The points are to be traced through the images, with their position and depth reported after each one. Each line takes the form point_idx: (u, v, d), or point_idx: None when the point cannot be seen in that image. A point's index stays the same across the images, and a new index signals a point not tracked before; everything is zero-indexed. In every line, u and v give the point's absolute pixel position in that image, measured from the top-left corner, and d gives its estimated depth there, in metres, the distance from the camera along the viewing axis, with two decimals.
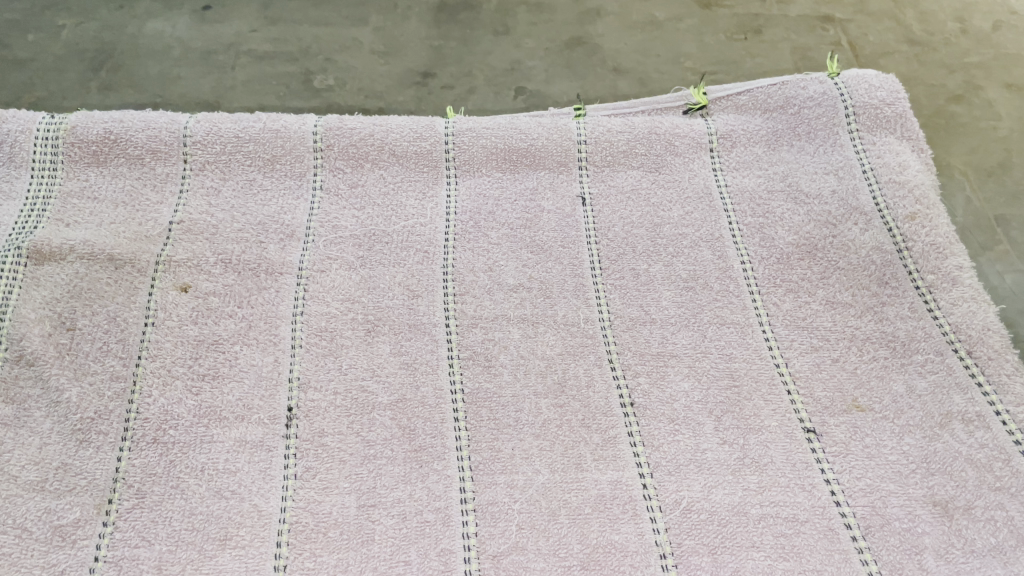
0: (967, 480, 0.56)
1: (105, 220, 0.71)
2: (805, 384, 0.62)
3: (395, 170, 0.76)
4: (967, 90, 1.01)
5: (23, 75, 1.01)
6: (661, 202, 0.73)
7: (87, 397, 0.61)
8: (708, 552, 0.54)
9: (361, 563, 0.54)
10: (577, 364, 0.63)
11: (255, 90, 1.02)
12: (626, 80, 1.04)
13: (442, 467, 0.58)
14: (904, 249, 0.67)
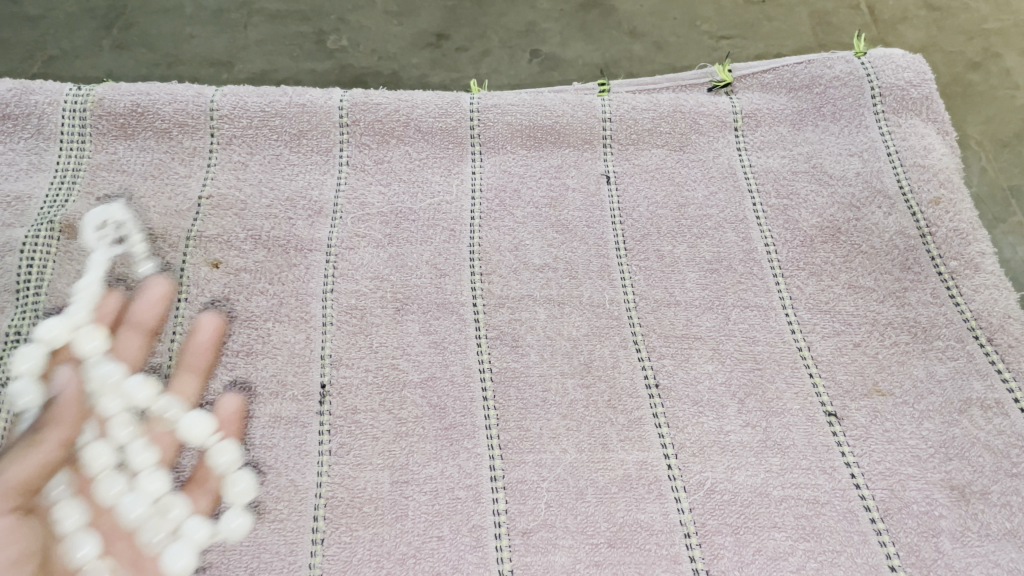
0: (984, 465, 0.58)
1: (135, 194, 0.72)
2: (827, 367, 0.63)
3: (420, 147, 0.76)
4: (986, 58, 1.00)
5: (35, 33, 1.01)
6: (685, 181, 0.74)
7: (124, 371, 0.63)
8: (731, 531, 0.56)
9: (396, 538, 0.56)
10: (603, 346, 0.64)
11: (269, 52, 1.02)
12: (641, 44, 1.04)
13: (473, 446, 0.60)
14: (928, 233, 0.68)
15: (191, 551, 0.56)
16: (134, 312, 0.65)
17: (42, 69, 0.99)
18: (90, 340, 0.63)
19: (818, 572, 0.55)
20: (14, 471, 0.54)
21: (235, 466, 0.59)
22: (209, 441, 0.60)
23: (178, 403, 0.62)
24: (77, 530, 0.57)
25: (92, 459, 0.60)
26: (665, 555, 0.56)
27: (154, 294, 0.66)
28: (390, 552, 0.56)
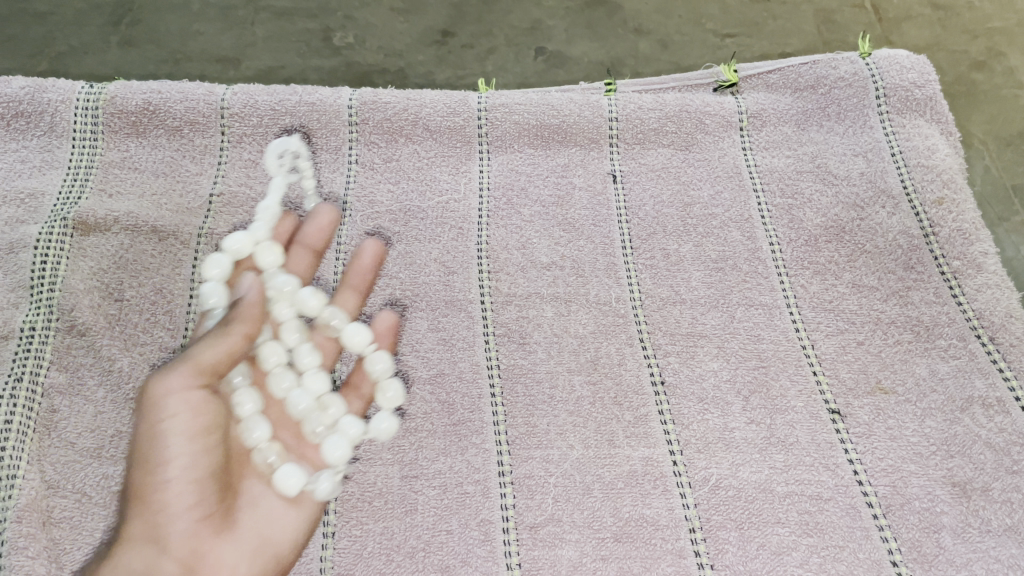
0: (985, 462, 0.59)
1: (147, 191, 0.73)
2: (830, 365, 0.64)
3: (428, 145, 0.77)
4: (990, 57, 1.00)
5: (43, 30, 1.02)
6: (691, 180, 0.75)
7: (137, 367, 0.64)
8: (735, 526, 0.57)
9: (406, 531, 0.57)
10: (609, 343, 0.65)
11: (275, 48, 1.03)
12: (646, 42, 1.04)
13: (481, 441, 0.61)
14: (931, 233, 0.69)
15: (346, 446, 0.60)
16: (305, 237, 0.69)
17: (50, 65, 1.00)
18: (267, 255, 0.67)
19: (821, 567, 0.56)
20: (204, 355, 0.54)
21: (388, 376, 0.63)
22: (369, 351, 0.64)
23: (338, 313, 0.65)
24: (253, 416, 0.58)
25: (267, 356, 0.62)
26: (670, 549, 0.57)
27: (324, 221, 0.69)
28: (399, 545, 0.57)
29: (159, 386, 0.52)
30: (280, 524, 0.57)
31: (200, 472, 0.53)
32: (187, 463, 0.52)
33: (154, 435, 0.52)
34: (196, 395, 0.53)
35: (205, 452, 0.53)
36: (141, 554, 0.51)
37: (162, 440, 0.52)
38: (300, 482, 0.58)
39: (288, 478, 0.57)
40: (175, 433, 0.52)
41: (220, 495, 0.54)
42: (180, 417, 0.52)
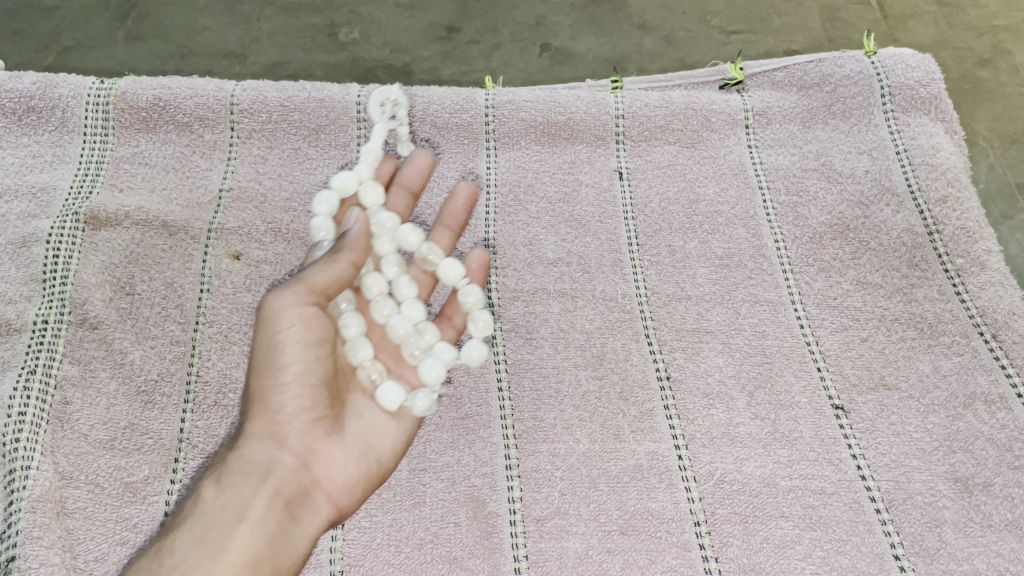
0: (987, 458, 0.59)
1: (157, 186, 0.74)
2: (834, 361, 0.64)
3: (436, 142, 0.77)
4: (995, 54, 1.00)
5: (51, 24, 1.02)
6: (697, 178, 0.75)
7: (149, 360, 0.64)
8: (740, 520, 0.58)
9: (414, 523, 0.58)
10: (616, 339, 0.66)
11: (281, 43, 1.03)
12: (651, 38, 1.04)
13: (488, 435, 0.61)
14: (934, 231, 0.70)
15: (440, 369, 0.61)
16: (402, 179, 0.70)
17: (57, 59, 1.00)
18: (370, 194, 0.65)
19: (825, 560, 0.56)
20: (316, 277, 0.55)
21: (479, 310, 0.64)
22: (461, 284, 0.65)
23: (435, 249, 0.65)
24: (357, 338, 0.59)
25: (369, 286, 0.63)
26: (675, 542, 0.57)
27: (420, 164, 0.70)
28: (408, 537, 0.57)
29: (277, 299, 0.55)
30: (382, 436, 0.58)
31: (313, 379, 0.54)
32: (302, 370, 0.54)
33: (270, 342, 0.54)
34: (309, 310, 0.55)
35: (318, 361, 0.55)
36: (262, 448, 0.54)
37: (278, 347, 0.54)
38: (400, 397, 0.58)
39: (389, 392, 0.58)
40: (291, 342, 0.54)
41: (332, 401, 0.56)
42: (295, 330, 0.54)
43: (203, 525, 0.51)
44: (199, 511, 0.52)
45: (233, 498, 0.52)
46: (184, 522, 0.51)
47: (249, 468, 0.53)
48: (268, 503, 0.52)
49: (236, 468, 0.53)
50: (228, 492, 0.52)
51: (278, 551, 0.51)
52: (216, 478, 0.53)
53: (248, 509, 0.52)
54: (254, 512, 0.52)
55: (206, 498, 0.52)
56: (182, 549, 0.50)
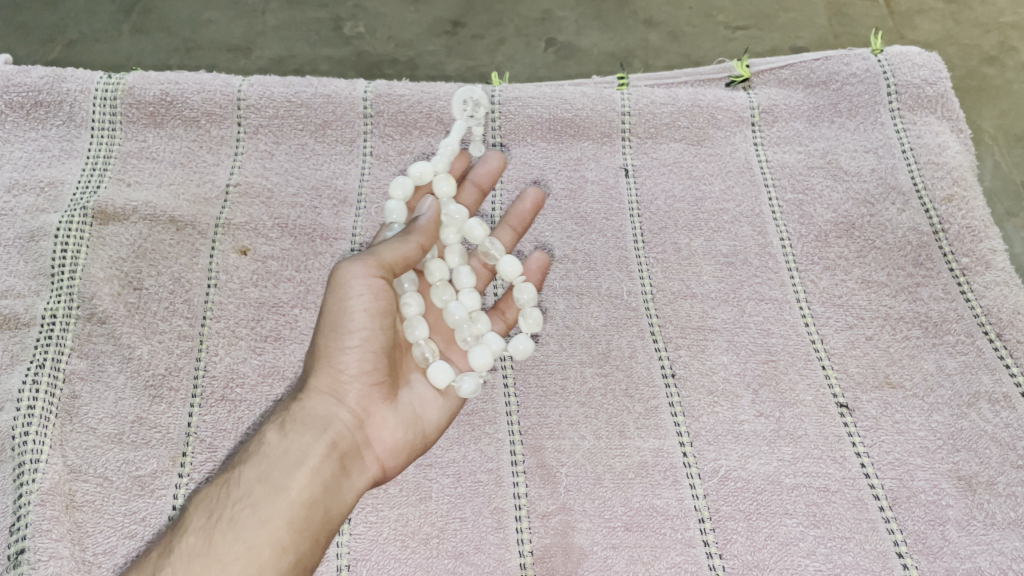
0: (990, 457, 0.60)
1: (164, 181, 0.74)
2: (839, 359, 0.65)
3: (442, 138, 0.78)
4: (1002, 51, 1.00)
5: (56, 17, 1.03)
6: (702, 175, 0.75)
7: (157, 354, 0.65)
8: (744, 517, 0.58)
9: (420, 518, 0.58)
10: (621, 336, 0.66)
11: (286, 37, 1.03)
12: (657, 33, 1.04)
13: (494, 431, 0.62)
14: (940, 230, 0.70)
15: (488, 357, 0.61)
16: (474, 177, 0.70)
17: (62, 52, 1.00)
18: (443, 184, 0.66)
19: (828, 557, 0.56)
20: (386, 252, 0.57)
21: (531, 307, 0.64)
22: (518, 281, 0.65)
23: (498, 244, 0.66)
24: (415, 317, 0.61)
25: (432, 271, 0.64)
26: (679, 539, 0.57)
27: (493, 165, 0.71)
28: (414, 532, 0.58)
29: (348, 267, 0.56)
30: (432, 408, 0.60)
31: (376, 344, 0.56)
32: (367, 336, 0.56)
33: (341, 306, 0.56)
34: (377, 282, 0.57)
35: (383, 329, 0.57)
36: (323, 402, 0.56)
37: (347, 312, 0.56)
38: (448, 377, 0.60)
39: (439, 371, 0.60)
40: (358, 309, 0.56)
41: (391, 367, 0.58)
42: (363, 298, 0.56)
43: (266, 465, 0.53)
44: (262, 452, 0.54)
45: (294, 445, 0.54)
46: (248, 460, 0.54)
47: (310, 419, 0.55)
48: (326, 454, 0.54)
49: (298, 417, 0.55)
50: (289, 439, 0.54)
51: (332, 500, 0.53)
52: (279, 424, 0.55)
53: (308, 456, 0.54)
54: (312, 459, 0.54)
55: (269, 441, 0.54)
56: (246, 484, 0.52)
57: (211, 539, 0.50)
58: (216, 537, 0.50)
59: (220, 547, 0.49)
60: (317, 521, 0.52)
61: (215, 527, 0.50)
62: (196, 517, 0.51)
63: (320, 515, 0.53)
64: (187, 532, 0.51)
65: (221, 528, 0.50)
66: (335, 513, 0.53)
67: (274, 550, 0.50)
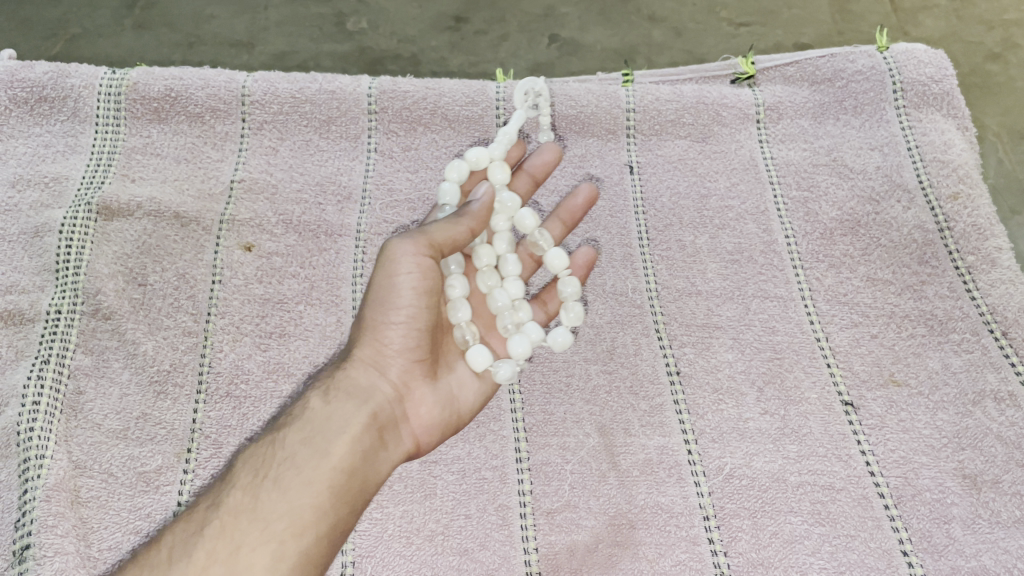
0: (996, 455, 0.60)
1: (169, 177, 0.74)
2: (844, 357, 0.65)
3: (447, 134, 0.78)
4: (1005, 48, 0.99)
5: (58, 12, 1.02)
6: (707, 172, 0.75)
7: (162, 350, 0.65)
8: (748, 515, 0.58)
9: (425, 515, 0.58)
10: (626, 334, 0.66)
11: (289, 33, 1.02)
12: (660, 29, 1.03)
13: (499, 428, 0.62)
14: (946, 228, 0.70)
15: (528, 346, 0.61)
16: (530, 167, 0.70)
17: (65, 47, 1.00)
18: (498, 171, 0.67)
19: (833, 555, 0.57)
20: (437, 232, 0.58)
21: (574, 302, 0.64)
22: (563, 275, 0.64)
23: (547, 236, 0.66)
24: (458, 298, 0.61)
25: (480, 256, 0.64)
26: (684, 536, 0.57)
27: (549, 157, 0.70)
28: (419, 528, 0.58)
29: (398, 244, 0.57)
30: (469, 391, 0.60)
31: (420, 322, 0.57)
32: (413, 313, 0.57)
33: (389, 281, 0.57)
34: (426, 261, 0.57)
35: (428, 308, 0.58)
36: (367, 373, 0.56)
37: (396, 288, 0.56)
38: (486, 362, 0.60)
39: (477, 355, 0.60)
40: (407, 286, 0.56)
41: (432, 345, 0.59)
42: (412, 276, 0.57)
43: (310, 429, 0.53)
44: (306, 416, 0.54)
45: (337, 413, 0.54)
46: (292, 423, 0.54)
47: (354, 389, 0.56)
48: (368, 424, 0.55)
49: (342, 385, 0.56)
50: (333, 406, 0.55)
51: (370, 470, 0.54)
52: (323, 390, 0.56)
53: (351, 423, 0.54)
54: (355, 427, 0.54)
55: (313, 406, 0.55)
56: (292, 446, 0.53)
57: (257, 496, 0.50)
58: (262, 494, 0.50)
59: (266, 505, 0.50)
60: (355, 489, 0.53)
61: (260, 485, 0.51)
62: (242, 475, 0.52)
63: (361, 482, 0.53)
64: (233, 488, 0.51)
65: (266, 486, 0.51)
66: (373, 483, 0.54)
67: (317, 512, 0.50)
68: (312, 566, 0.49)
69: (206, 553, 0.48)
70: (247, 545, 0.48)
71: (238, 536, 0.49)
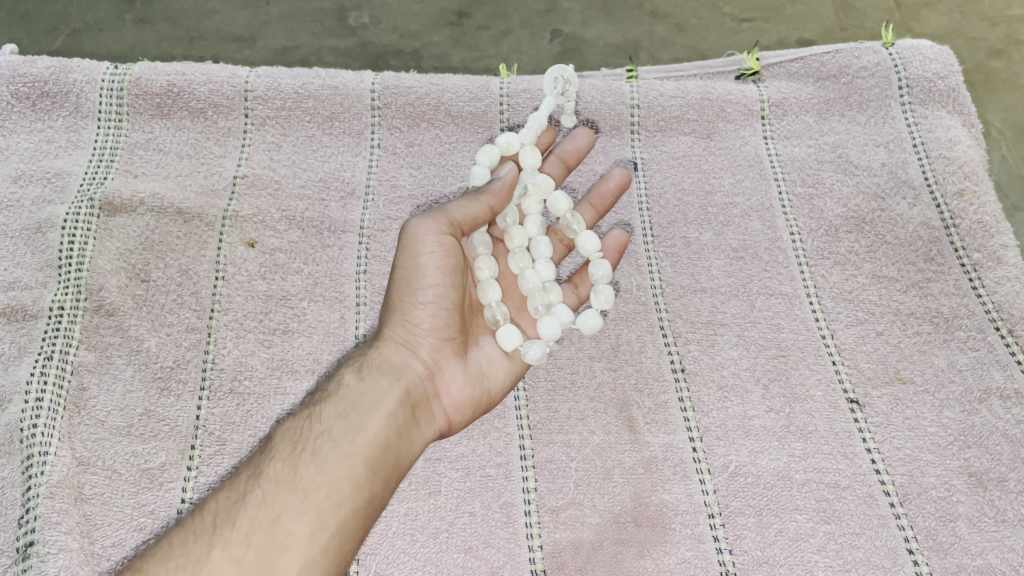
0: (1002, 453, 0.59)
1: (171, 173, 0.74)
2: (849, 355, 0.64)
3: (450, 130, 0.77)
4: (1009, 44, 0.98)
5: (59, 6, 1.02)
6: (712, 168, 0.74)
7: (165, 347, 0.65)
8: (754, 513, 0.58)
9: (429, 512, 0.58)
10: (631, 331, 0.66)
11: (290, 28, 1.02)
12: (663, 24, 1.03)
13: (503, 425, 0.62)
14: (951, 225, 0.69)
15: (558, 328, 0.62)
16: (560, 152, 0.71)
17: (66, 42, 1.00)
18: (528, 156, 0.67)
19: (838, 553, 0.56)
20: (456, 210, 0.60)
21: (604, 285, 0.65)
22: (595, 257, 0.65)
23: (580, 219, 0.67)
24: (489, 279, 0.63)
25: (512, 238, 0.66)
26: (689, 534, 0.57)
27: (581, 142, 0.71)
28: (423, 526, 0.58)
29: (418, 224, 0.59)
30: (497, 370, 0.62)
31: (447, 301, 0.59)
32: (439, 293, 0.59)
33: (413, 263, 0.59)
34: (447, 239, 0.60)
35: (453, 287, 0.60)
36: (398, 352, 0.59)
37: (419, 269, 0.59)
38: (516, 342, 0.62)
39: (508, 336, 0.62)
40: (430, 267, 0.59)
41: (461, 325, 0.61)
42: (433, 256, 0.59)
43: (346, 404, 0.56)
44: (342, 393, 0.57)
45: (371, 390, 0.57)
46: (329, 399, 0.57)
47: (385, 367, 0.58)
48: (401, 400, 0.57)
49: (375, 363, 0.59)
50: (367, 383, 0.58)
51: (404, 445, 0.56)
52: (357, 368, 0.59)
53: (384, 400, 0.57)
54: (388, 403, 0.57)
55: (348, 383, 0.58)
56: (328, 421, 0.55)
57: (296, 467, 0.53)
58: (301, 466, 0.53)
59: (305, 475, 0.52)
60: (389, 463, 0.55)
61: (298, 457, 0.54)
62: (282, 447, 0.55)
63: (394, 456, 0.55)
64: (274, 459, 0.54)
65: (305, 458, 0.53)
66: (406, 457, 0.56)
67: (353, 483, 0.53)
68: (349, 536, 0.52)
69: (249, 520, 0.51)
70: (287, 513, 0.51)
71: (279, 504, 0.51)
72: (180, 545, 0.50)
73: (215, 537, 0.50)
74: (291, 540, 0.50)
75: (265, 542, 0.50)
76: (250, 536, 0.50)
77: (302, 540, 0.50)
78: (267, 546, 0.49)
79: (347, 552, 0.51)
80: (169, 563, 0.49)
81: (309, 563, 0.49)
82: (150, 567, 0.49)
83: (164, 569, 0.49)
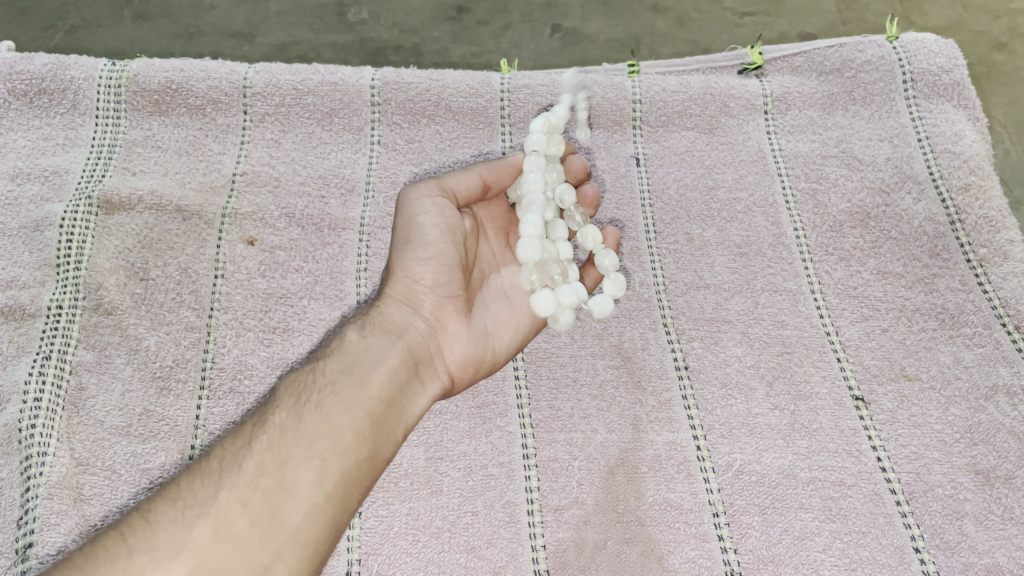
0: (1009, 451, 0.59)
1: (170, 170, 0.73)
2: (854, 352, 0.64)
3: (451, 126, 0.77)
4: (1011, 38, 0.97)
5: (57, 3, 1.01)
6: (715, 164, 0.74)
7: (164, 346, 0.64)
8: (758, 512, 0.58)
9: (431, 512, 0.58)
10: (633, 328, 0.65)
11: (289, 24, 1.01)
12: (663, 19, 1.02)
13: (505, 424, 0.61)
14: (957, 220, 0.69)
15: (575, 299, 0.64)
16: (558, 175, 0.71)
17: (64, 39, 0.99)
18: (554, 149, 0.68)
19: (844, 552, 0.56)
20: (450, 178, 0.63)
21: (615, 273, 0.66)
22: (600, 249, 0.67)
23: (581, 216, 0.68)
24: (531, 236, 0.64)
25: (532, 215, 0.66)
26: (694, 533, 0.57)
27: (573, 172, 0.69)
28: (425, 525, 0.57)
29: (412, 190, 0.62)
30: (502, 331, 0.63)
31: (447, 258, 0.61)
32: (439, 249, 0.61)
33: (414, 223, 0.62)
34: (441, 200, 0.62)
35: (453, 245, 0.62)
36: (400, 310, 0.60)
37: (419, 227, 0.61)
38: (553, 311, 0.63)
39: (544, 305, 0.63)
40: (429, 225, 0.61)
41: (465, 284, 0.62)
42: (431, 215, 0.61)
43: (348, 359, 0.57)
44: (344, 349, 0.57)
45: (374, 344, 0.58)
46: (331, 355, 0.57)
47: (387, 325, 0.59)
48: (404, 356, 0.58)
49: (378, 321, 0.59)
50: (369, 339, 0.58)
51: (407, 400, 0.57)
52: (359, 325, 0.59)
53: (388, 355, 0.57)
54: (391, 358, 0.57)
55: (351, 340, 0.58)
56: (331, 373, 0.56)
57: (301, 417, 0.53)
58: (305, 415, 0.53)
59: (310, 424, 0.53)
60: (393, 416, 0.55)
61: (303, 406, 0.54)
62: (285, 397, 0.55)
63: (397, 410, 0.56)
64: (278, 409, 0.54)
65: (310, 407, 0.54)
66: (409, 413, 0.57)
67: (357, 435, 0.53)
68: (352, 487, 0.52)
69: (256, 465, 0.50)
70: (293, 459, 0.51)
71: (284, 451, 0.51)
72: (186, 487, 0.49)
73: (222, 479, 0.50)
74: (297, 485, 0.50)
75: (272, 486, 0.49)
76: (257, 480, 0.50)
77: (308, 486, 0.50)
78: (275, 490, 0.49)
79: (350, 502, 0.51)
80: (176, 504, 0.48)
81: (313, 509, 0.50)
82: (156, 507, 0.48)
83: (171, 508, 0.48)
